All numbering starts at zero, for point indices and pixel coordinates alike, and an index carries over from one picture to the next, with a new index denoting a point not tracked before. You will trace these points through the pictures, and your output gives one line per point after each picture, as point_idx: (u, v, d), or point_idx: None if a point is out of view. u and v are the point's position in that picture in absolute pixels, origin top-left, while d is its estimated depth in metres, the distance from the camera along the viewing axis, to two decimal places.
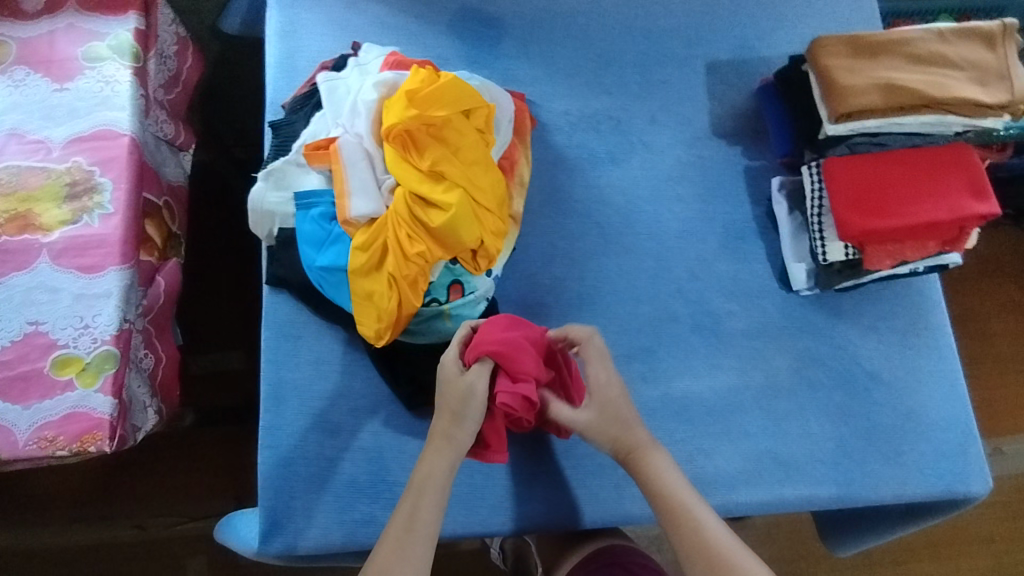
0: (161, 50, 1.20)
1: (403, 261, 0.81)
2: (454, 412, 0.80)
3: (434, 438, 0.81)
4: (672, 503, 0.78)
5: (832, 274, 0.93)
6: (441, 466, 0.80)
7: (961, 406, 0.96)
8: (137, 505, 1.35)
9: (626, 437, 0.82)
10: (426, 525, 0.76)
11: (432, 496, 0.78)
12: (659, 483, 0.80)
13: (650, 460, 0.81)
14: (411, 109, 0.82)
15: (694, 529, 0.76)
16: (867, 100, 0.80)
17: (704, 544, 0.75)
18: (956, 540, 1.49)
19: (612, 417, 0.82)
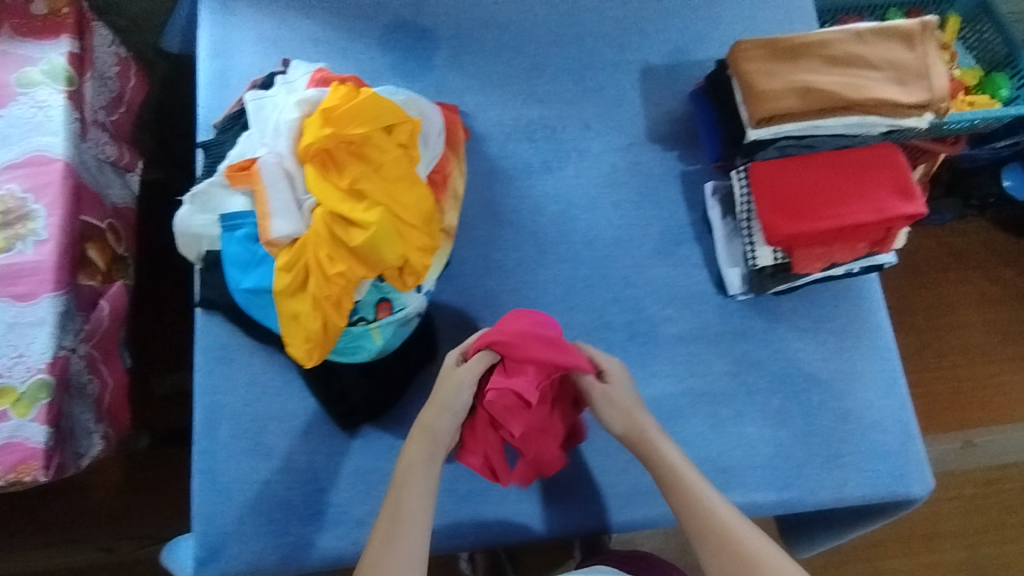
0: (101, 71, 1.19)
1: (325, 282, 0.81)
2: (443, 402, 0.82)
3: (418, 431, 0.81)
4: (677, 483, 0.77)
5: (765, 279, 0.92)
6: (425, 455, 0.79)
7: (901, 407, 0.96)
8: (101, 528, 1.33)
9: (630, 419, 0.82)
10: (416, 508, 0.75)
11: (418, 482, 0.77)
12: (663, 464, 0.79)
13: (654, 440, 0.81)
14: (327, 128, 0.81)
15: (699, 508, 0.74)
16: (784, 104, 0.80)
17: (712, 523, 0.73)
18: (927, 533, 1.46)
19: (617, 399, 0.84)
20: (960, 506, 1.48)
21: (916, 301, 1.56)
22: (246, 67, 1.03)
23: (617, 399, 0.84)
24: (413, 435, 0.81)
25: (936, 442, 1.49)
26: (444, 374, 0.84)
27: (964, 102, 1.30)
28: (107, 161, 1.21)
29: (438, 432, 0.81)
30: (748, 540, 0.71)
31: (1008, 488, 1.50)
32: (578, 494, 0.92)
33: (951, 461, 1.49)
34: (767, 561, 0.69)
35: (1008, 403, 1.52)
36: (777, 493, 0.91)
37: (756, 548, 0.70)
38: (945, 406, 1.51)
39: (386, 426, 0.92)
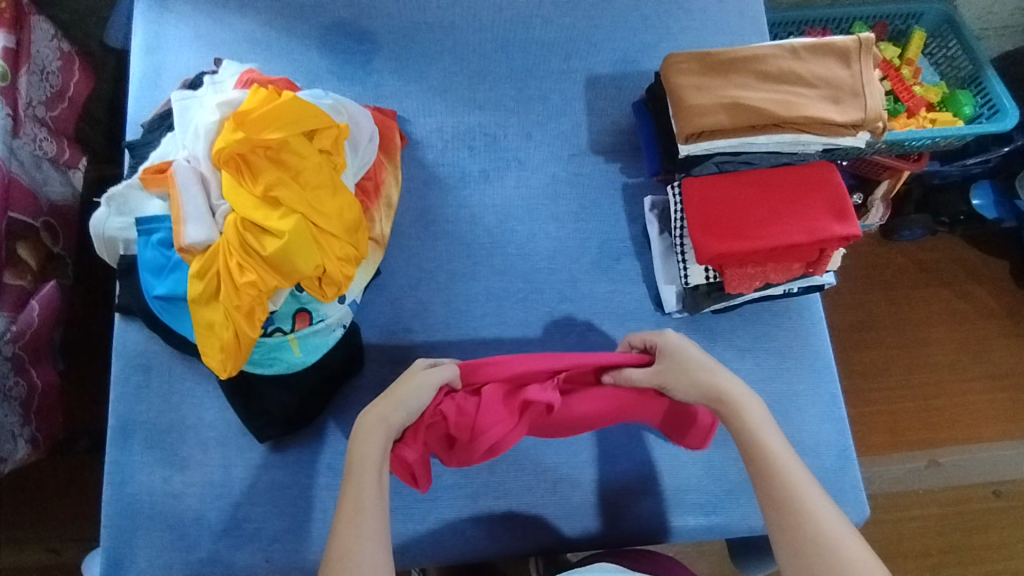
0: (41, 66, 1.15)
1: (235, 291, 0.78)
2: (400, 395, 0.74)
3: (374, 420, 0.72)
4: (760, 451, 0.70)
5: (701, 297, 0.91)
6: (380, 445, 0.70)
7: (841, 432, 0.92)
8: (51, 527, 1.26)
9: (714, 380, 0.75)
10: (371, 506, 0.66)
11: (374, 476, 0.68)
12: (745, 428, 0.72)
13: (735, 403, 0.74)
14: (239, 132, 0.79)
15: (782, 478, 0.67)
16: (713, 120, 0.78)
17: (792, 496, 0.66)
18: (893, 555, 1.37)
19: (701, 360, 0.77)
20: (926, 528, 1.39)
21: (883, 314, 1.50)
22: (178, 64, 1.01)
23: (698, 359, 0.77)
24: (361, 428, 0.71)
25: (897, 460, 1.42)
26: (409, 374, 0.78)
27: (926, 118, 1.27)
28: (45, 157, 1.17)
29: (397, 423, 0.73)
30: (826, 518, 0.64)
31: (976, 512, 1.41)
32: (505, 516, 0.88)
33: (913, 480, 1.41)
34: (846, 545, 0.61)
35: (977, 425, 1.45)
36: (705, 518, 0.88)
37: (835, 529, 0.63)
38: (909, 423, 1.44)
39: (304, 439, 0.89)
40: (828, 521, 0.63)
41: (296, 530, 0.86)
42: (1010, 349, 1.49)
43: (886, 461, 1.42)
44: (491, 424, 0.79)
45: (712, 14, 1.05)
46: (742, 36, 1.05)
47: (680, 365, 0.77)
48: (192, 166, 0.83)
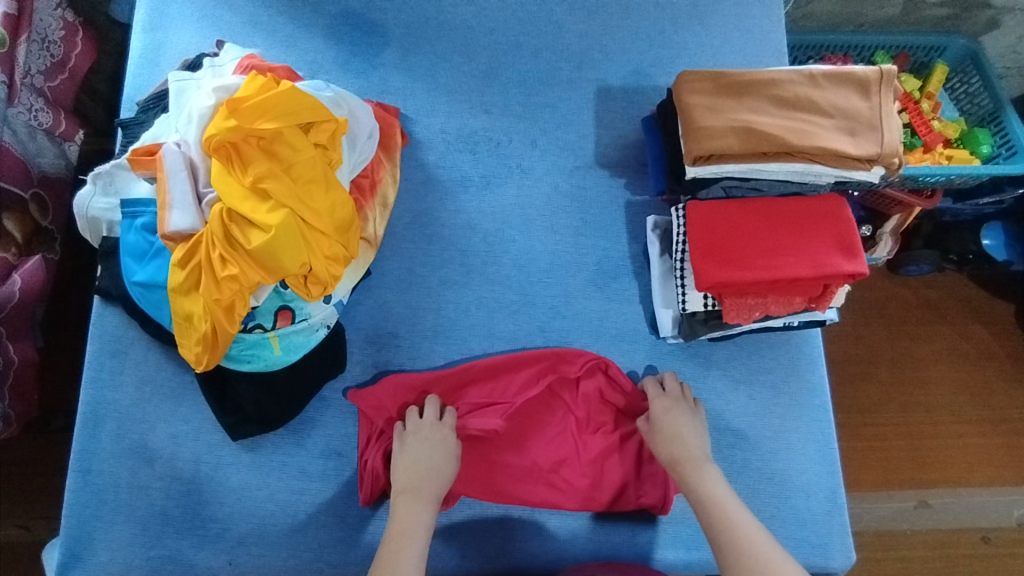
0: (42, 35, 1.13)
1: (215, 285, 0.75)
2: (429, 464, 0.81)
3: (412, 488, 0.79)
4: (712, 513, 0.75)
5: (696, 324, 0.88)
6: (418, 512, 0.77)
7: (832, 473, 0.89)
8: (20, 503, 1.23)
9: (675, 450, 0.82)
10: (410, 561, 0.72)
11: (414, 541, 0.74)
12: (699, 492, 0.77)
13: (691, 471, 0.80)
14: (231, 119, 0.75)
15: (731, 536, 0.72)
16: (724, 143, 0.75)
17: (738, 549, 0.71)
18: None
19: (668, 431, 0.83)
20: (911, 569, 1.36)
21: (883, 349, 1.47)
22: (179, 43, 0.98)
23: (669, 430, 0.83)
24: (402, 499, 0.78)
25: (886, 499, 1.39)
26: (435, 436, 0.83)
27: (941, 154, 1.25)
28: (41, 128, 1.14)
29: (432, 484, 0.80)
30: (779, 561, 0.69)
31: (962, 557, 1.38)
32: (478, 534, 0.85)
33: (902, 520, 1.38)
34: None
35: (971, 469, 1.42)
36: (687, 553, 0.85)
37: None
38: (902, 462, 1.41)
39: (278, 440, 0.86)
40: (778, 571, 0.68)
41: (263, 534, 0.83)
42: (1010, 395, 1.46)
43: (875, 500, 1.39)
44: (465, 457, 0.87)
45: (730, 32, 1.03)
46: (758, 58, 1.02)
47: (650, 436, 0.84)
48: (182, 150, 0.80)
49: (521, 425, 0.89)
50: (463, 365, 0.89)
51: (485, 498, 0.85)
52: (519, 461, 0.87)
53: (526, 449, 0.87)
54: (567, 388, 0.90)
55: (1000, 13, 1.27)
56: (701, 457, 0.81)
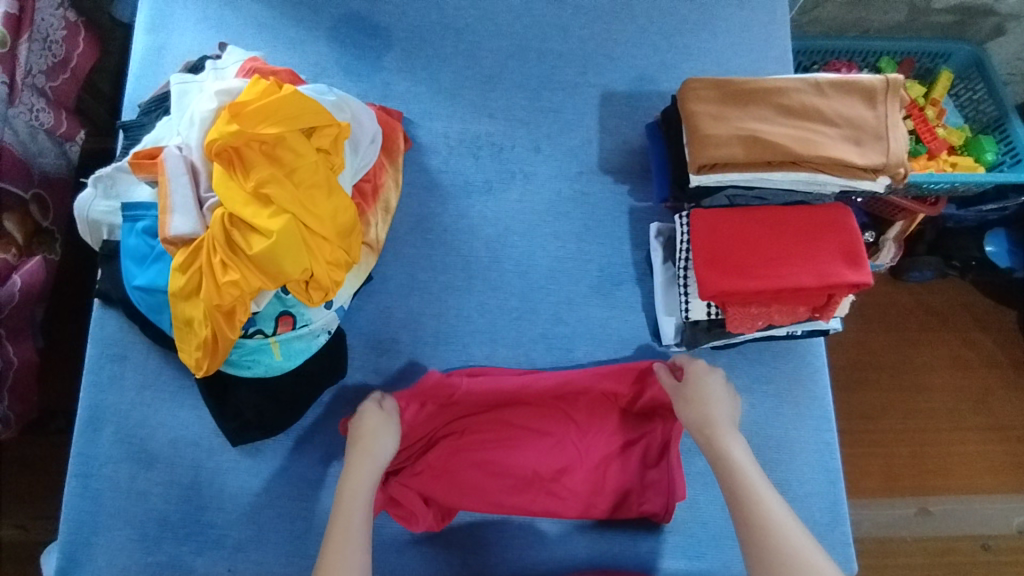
0: (44, 35, 1.12)
1: (216, 289, 0.74)
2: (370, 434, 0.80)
3: (356, 464, 0.78)
4: (737, 479, 0.72)
5: (699, 332, 0.88)
6: (365, 481, 0.76)
7: (833, 484, 0.88)
8: (19, 501, 1.23)
9: (706, 412, 0.80)
10: (358, 529, 0.72)
11: (361, 509, 0.74)
12: (726, 457, 0.75)
13: (718, 436, 0.77)
14: (234, 124, 0.75)
15: (755, 502, 0.69)
16: (728, 152, 0.74)
17: (761, 516, 0.68)
18: None
19: (701, 392, 0.81)
20: None
21: (886, 355, 1.46)
22: (181, 46, 0.98)
23: (700, 392, 0.81)
24: (348, 466, 0.78)
25: (887, 506, 1.39)
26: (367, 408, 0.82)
27: (946, 161, 1.25)
28: (42, 128, 1.14)
29: (375, 460, 0.79)
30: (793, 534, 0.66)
31: (962, 565, 1.37)
32: (479, 542, 0.85)
33: (902, 527, 1.38)
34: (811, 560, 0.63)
35: (972, 476, 1.41)
36: (688, 563, 0.84)
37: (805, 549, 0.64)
38: (903, 469, 1.41)
39: (279, 446, 0.86)
40: (791, 542, 0.65)
41: (262, 540, 0.83)
42: (1012, 402, 1.46)
43: (876, 507, 1.39)
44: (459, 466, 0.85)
45: (734, 38, 1.02)
46: (763, 65, 1.02)
47: (678, 395, 0.83)
48: (183, 154, 0.80)
49: (518, 431, 0.87)
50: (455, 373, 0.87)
51: (482, 507, 0.85)
52: (517, 469, 0.85)
53: (522, 456, 0.86)
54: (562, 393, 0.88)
55: (1005, 20, 1.27)
56: (726, 424, 0.79)
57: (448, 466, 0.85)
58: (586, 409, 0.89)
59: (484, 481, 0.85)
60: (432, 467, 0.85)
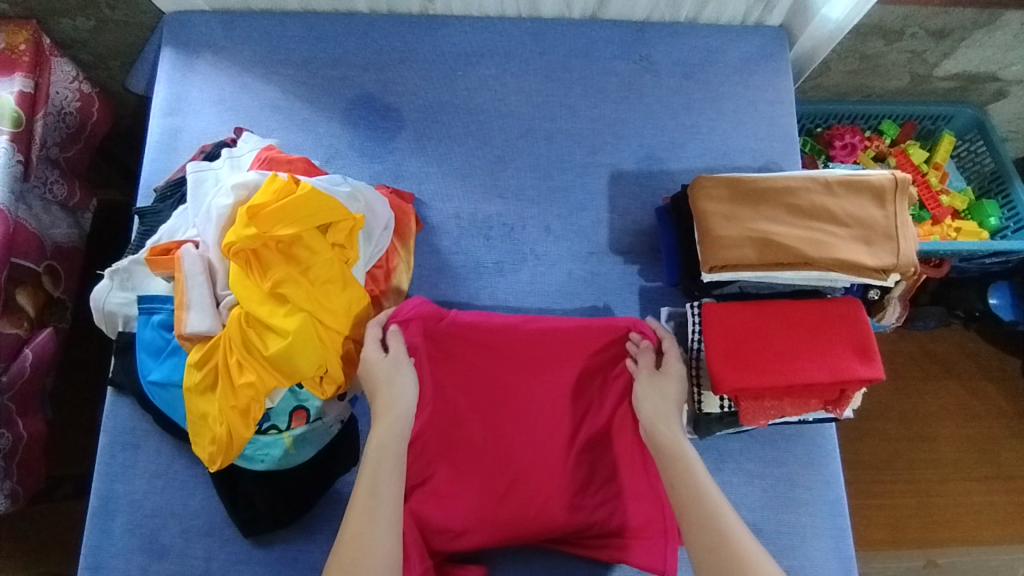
0: (58, 107, 1.14)
1: (232, 391, 0.75)
2: (388, 381, 0.77)
3: (382, 410, 0.75)
4: (690, 478, 0.69)
5: (712, 421, 0.86)
6: (391, 434, 0.73)
7: (845, 570, 0.88)
8: (24, 566, 1.22)
9: (662, 407, 0.78)
10: (387, 482, 0.68)
11: (391, 464, 0.70)
12: (676, 454, 0.72)
13: (671, 431, 0.75)
14: (251, 226, 0.75)
15: (705, 504, 0.67)
16: (740, 254, 0.75)
17: (713, 518, 0.65)
18: None
19: (657, 384, 0.80)
20: None
21: (892, 405, 1.46)
22: (197, 130, 0.99)
23: (659, 385, 0.80)
24: (375, 420, 0.74)
25: (895, 559, 1.38)
26: (375, 355, 0.79)
27: (950, 227, 1.27)
28: (54, 200, 1.17)
29: (401, 406, 0.75)
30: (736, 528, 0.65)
31: None
32: None
33: None
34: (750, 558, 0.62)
35: (978, 526, 1.41)
36: None
37: (743, 547, 0.63)
38: (909, 520, 1.40)
39: (291, 535, 0.85)
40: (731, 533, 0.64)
41: None
42: (1017, 452, 1.46)
43: (884, 560, 1.37)
44: (450, 488, 0.86)
45: (741, 118, 1.04)
46: (769, 143, 1.03)
47: (641, 382, 0.81)
48: (200, 252, 0.80)
49: (500, 449, 0.88)
50: (444, 374, 0.88)
51: (480, 531, 0.85)
52: (510, 488, 0.86)
53: (505, 476, 0.87)
54: (544, 401, 0.89)
55: (1007, 85, 1.29)
56: (676, 419, 0.77)
57: (441, 488, 0.86)
58: (563, 420, 0.89)
59: (483, 505, 0.85)
60: (434, 492, 0.85)
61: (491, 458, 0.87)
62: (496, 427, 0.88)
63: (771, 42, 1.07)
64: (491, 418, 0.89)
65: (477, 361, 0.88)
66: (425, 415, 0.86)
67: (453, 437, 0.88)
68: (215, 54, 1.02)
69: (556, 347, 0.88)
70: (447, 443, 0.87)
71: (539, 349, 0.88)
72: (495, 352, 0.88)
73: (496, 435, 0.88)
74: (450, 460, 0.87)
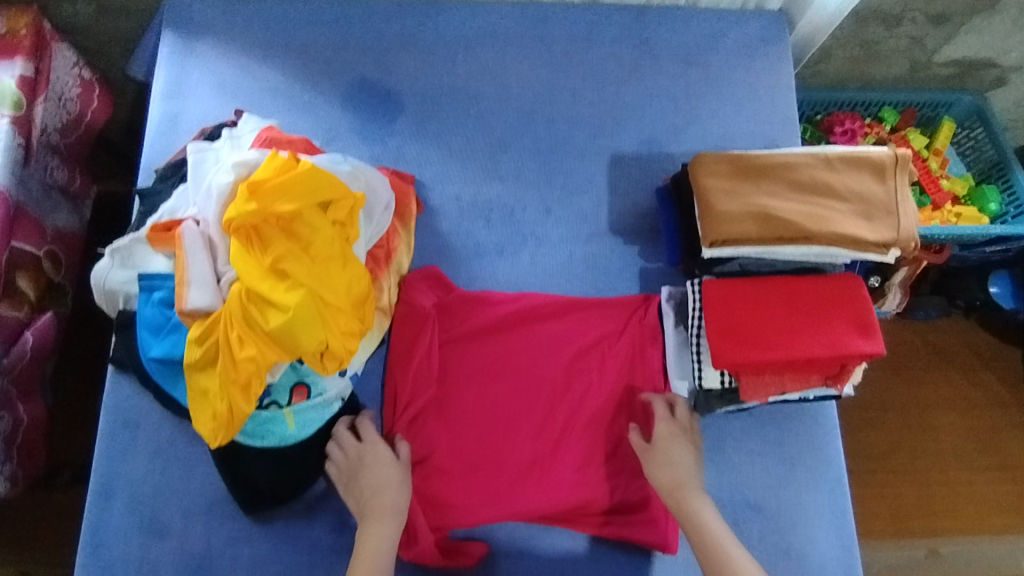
0: (59, 93, 1.14)
1: (233, 364, 0.75)
2: (380, 484, 0.81)
3: (378, 513, 0.80)
4: (715, 549, 0.76)
5: (712, 399, 0.87)
6: (385, 535, 0.78)
7: (847, 548, 0.88)
8: (22, 556, 1.22)
9: (676, 476, 0.82)
10: None
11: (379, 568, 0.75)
12: (699, 526, 0.78)
13: (691, 501, 0.80)
14: (252, 202, 0.76)
15: (732, 574, 0.73)
16: (741, 229, 0.75)
17: None
18: None
19: (666, 455, 0.83)
20: None
21: (893, 394, 1.46)
22: (197, 113, 0.99)
23: (668, 455, 0.84)
24: (365, 522, 0.79)
25: (897, 549, 1.37)
26: (375, 457, 0.83)
27: (951, 212, 1.27)
28: (56, 185, 1.16)
29: (392, 509, 0.80)
30: None
31: None
32: None
33: (913, 569, 1.36)
34: None
35: (980, 516, 1.40)
36: None
37: None
38: (910, 509, 1.39)
39: (292, 513, 0.86)
40: None
41: None
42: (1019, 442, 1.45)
43: (886, 549, 1.37)
44: (451, 465, 0.87)
45: (741, 100, 1.04)
46: (769, 126, 1.03)
47: (649, 458, 0.84)
48: (201, 229, 0.81)
49: (502, 426, 0.89)
50: (446, 351, 0.92)
51: (482, 507, 0.86)
52: (513, 464, 0.87)
53: (506, 452, 0.88)
54: (544, 377, 0.91)
55: (1006, 72, 1.29)
56: (695, 484, 0.82)
57: (442, 465, 0.87)
58: (564, 396, 0.90)
59: (485, 481, 0.87)
60: (436, 468, 0.87)
61: (493, 435, 0.89)
62: (497, 404, 0.90)
63: (772, 26, 1.08)
64: (492, 396, 0.90)
65: (476, 339, 0.93)
66: (426, 391, 0.89)
67: (454, 413, 0.89)
68: (216, 38, 1.03)
69: (551, 321, 0.93)
70: (448, 419, 0.89)
71: (535, 325, 0.93)
72: (491, 332, 0.93)
73: (497, 412, 0.89)
74: (450, 437, 0.88)
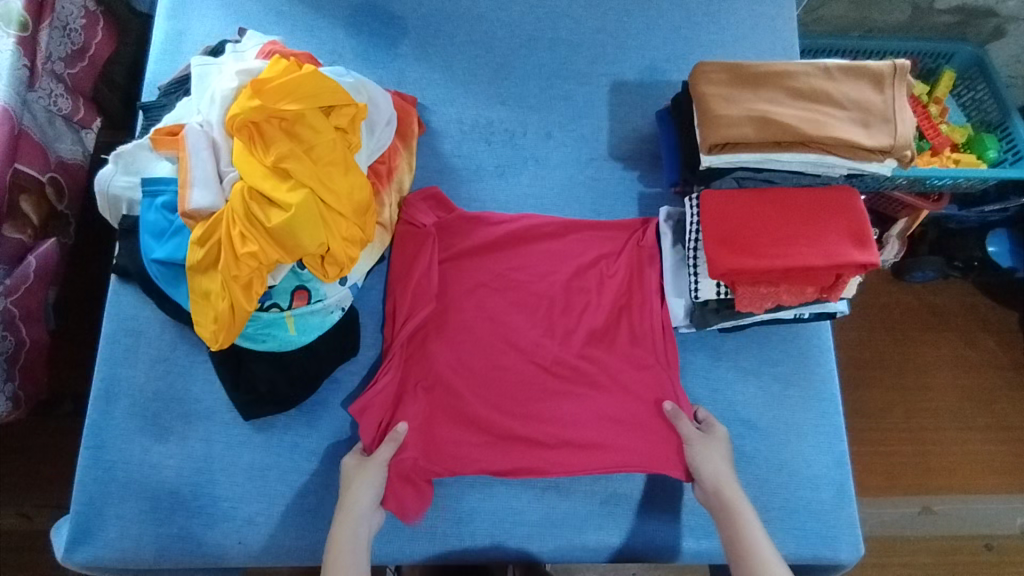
0: (63, 22, 1.12)
1: (234, 261, 0.75)
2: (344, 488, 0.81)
3: (343, 514, 0.79)
4: (743, 543, 0.76)
5: (708, 313, 0.88)
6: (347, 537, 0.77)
7: (840, 465, 0.89)
8: (24, 490, 1.23)
9: (716, 468, 0.82)
10: None
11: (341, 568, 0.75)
12: (732, 519, 0.78)
13: (728, 494, 0.80)
14: (256, 100, 0.77)
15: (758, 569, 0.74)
16: (739, 132, 0.78)
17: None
18: None
19: (711, 449, 0.83)
20: None
21: (889, 354, 1.44)
22: (201, 32, 1.00)
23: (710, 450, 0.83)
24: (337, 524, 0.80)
25: (891, 505, 1.36)
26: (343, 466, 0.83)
27: (949, 158, 1.26)
28: (58, 114, 1.14)
29: (358, 508, 0.79)
30: None
31: (968, 563, 1.35)
32: (488, 519, 0.86)
33: (907, 525, 1.36)
34: None
35: (973, 474, 1.39)
36: (694, 538, 0.86)
37: None
38: (903, 467, 1.38)
39: (292, 420, 0.87)
40: None
41: (273, 511, 0.84)
42: (1014, 404, 1.43)
43: (881, 505, 1.36)
44: (451, 378, 0.89)
45: (742, 30, 1.04)
46: (771, 54, 1.03)
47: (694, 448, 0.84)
48: (204, 131, 0.81)
49: (501, 341, 0.90)
50: (446, 269, 0.93)
51: (481, 420, 0.87)
52: (511, 379, 0.89)
53: (505, 366, 0.90)
54: (544, 296, 0.92)
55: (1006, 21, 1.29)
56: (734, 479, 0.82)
57: (442, 377, 0.89)
58: (563, 314, 0.92)
59: (487, 394, 0.88)
60: (436, 381, 0.89)
61: (493, 351, 0.90)
62: (496, 322, 0.91)
63: None
64: (492, 313, 0.91)
65: (478, 258, 0.94)
66: (426, 305, 0.90)
67: (454, 328, 0.91)
68: None
69: (550, 242, 0.94)
70: (448, 335, 0.90)
71: (535, 245, 0.94)
72: (490, 251, 0.94)
73: (497, 328, 0.91)
74: (450, 352, 0.90)
